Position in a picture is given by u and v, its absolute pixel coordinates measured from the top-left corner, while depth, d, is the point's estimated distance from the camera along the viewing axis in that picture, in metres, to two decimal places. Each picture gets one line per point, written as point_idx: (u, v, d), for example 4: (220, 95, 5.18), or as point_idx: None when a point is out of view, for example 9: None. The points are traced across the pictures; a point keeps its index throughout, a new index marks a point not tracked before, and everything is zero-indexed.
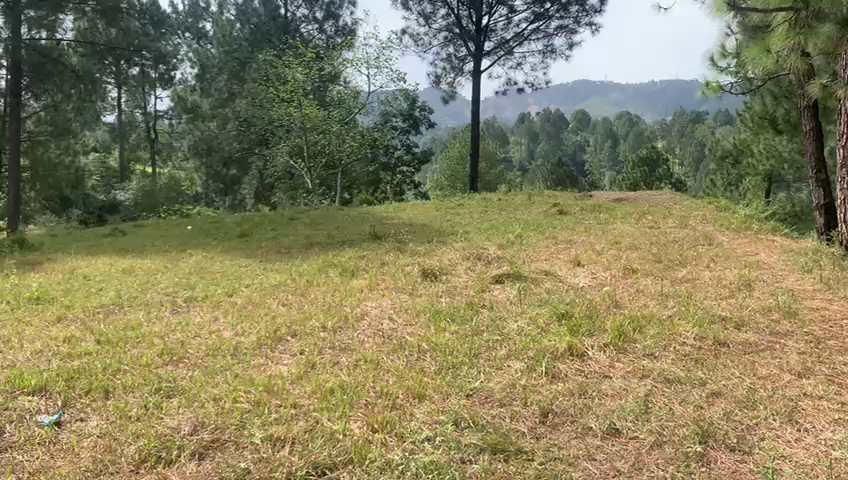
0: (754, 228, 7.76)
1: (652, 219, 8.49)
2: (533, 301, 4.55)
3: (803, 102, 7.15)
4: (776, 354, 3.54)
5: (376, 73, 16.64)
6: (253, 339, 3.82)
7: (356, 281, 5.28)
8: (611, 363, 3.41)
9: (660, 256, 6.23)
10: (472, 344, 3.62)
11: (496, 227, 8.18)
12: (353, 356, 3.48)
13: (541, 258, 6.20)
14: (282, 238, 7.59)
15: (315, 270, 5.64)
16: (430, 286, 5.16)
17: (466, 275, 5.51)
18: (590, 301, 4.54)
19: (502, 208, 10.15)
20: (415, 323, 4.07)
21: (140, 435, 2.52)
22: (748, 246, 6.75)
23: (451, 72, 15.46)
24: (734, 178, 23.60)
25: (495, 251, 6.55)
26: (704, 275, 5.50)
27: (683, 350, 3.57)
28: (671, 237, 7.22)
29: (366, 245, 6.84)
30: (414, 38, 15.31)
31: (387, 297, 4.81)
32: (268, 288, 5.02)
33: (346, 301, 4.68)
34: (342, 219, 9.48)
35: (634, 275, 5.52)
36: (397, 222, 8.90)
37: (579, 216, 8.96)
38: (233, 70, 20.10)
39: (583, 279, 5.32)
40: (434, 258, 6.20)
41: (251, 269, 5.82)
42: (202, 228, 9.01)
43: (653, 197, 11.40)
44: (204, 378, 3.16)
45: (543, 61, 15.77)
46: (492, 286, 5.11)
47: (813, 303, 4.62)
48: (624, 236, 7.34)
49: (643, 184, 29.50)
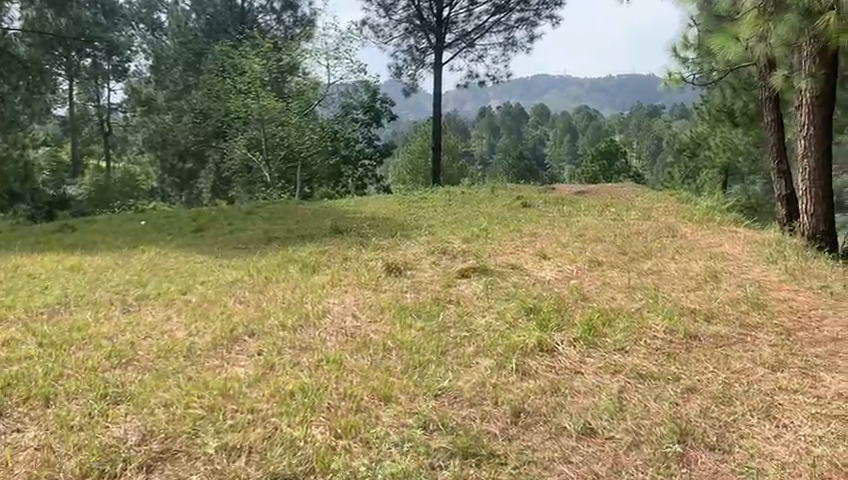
0: (716, 220, 7.77)
1: (615, 212, 8.46)
2: (500, 296, 4.42)
3: (765, 93, 7.18)
4: (748, 348, 3.47)
5: (335, 65, 16.40)
6: (208, 340, 3.62)
7: (317, 277, 5.10)
8: (582, 358, 3.28)
9: (625, 249, 6.17)
10: (439, 341, 3.47)
11: (459, 220, 8.05)
12: (314, 356, 3.31)
13: (506, 252, 6.08)
14: (239, 233, 7.35)
15: (274, 266, 5.43)
16: (394, 281, 5.00)
17: (430, 270, 5.37)
18: (558, 295, 4.43)
19: (466, 201, 10.02)
20: (379, 320, 3.91)
21: (81, 447, 2.32)
22: (712, 238, 6.73)
23: (411, 64, 15.27)
24: (692, 171, 23.91)
25: (459, 245, 6.42)
26: (670, 267, 5.44)
27: (654, 344, 3.47)
28: (636, 229, 7.17)
29: (327, 240, 6.65)
30: (374, 30, 15.09)
31: (350, 293, 4.64)
32: (225, 285, 4.80)
33: (307, 298, 4.50)
34: (302, 213, 9.25)
35: (601, 268, 5.44)
36: (358, 215, 8.70)
37: (543, 208, 8.89)
38: (190, 60, 19.75)
39: (549, 273, 5.22)
40: (398, 253, 6.05)
41: (207, 265, 5.59)
42: (156, 223, 8.70)
43: (616, 189, 11.40)
44: (155, 382, 2.96)
45: (505, 54, 15.68)
46: (458, 280, 4.96)
47: (780, 294, 4.59)
48: (588, 228, 7.28)
49: (602, 177, 29.73)
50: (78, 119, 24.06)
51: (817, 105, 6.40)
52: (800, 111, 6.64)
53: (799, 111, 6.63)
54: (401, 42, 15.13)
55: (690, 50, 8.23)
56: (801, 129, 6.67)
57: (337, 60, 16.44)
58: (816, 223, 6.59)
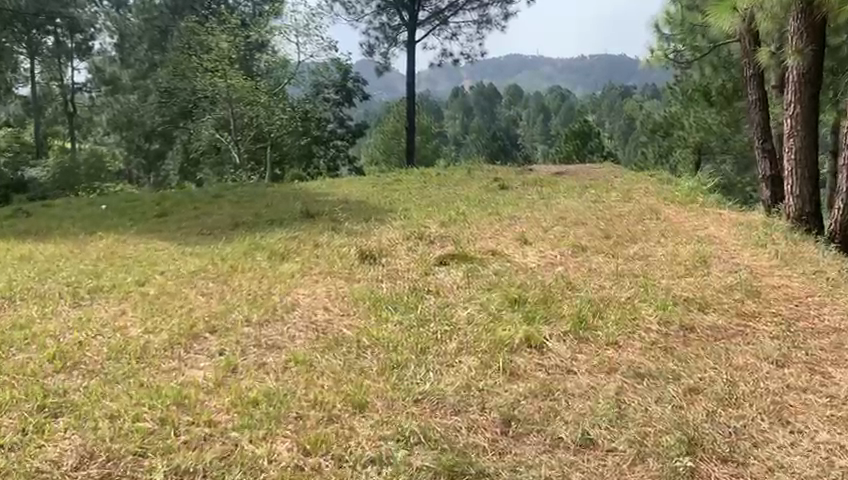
0: (699, 201, 7.57)
1: (595, 193, 8.23)
2: (482, 285, 4.16)
3: (751, 70, 6.96)
4: (749, 340, 3.25)
5: (305, 42, 15.89)
6: (165, 338, 3.29)
7: (286, 265, 4.78)
8: (573, 355, 3.02)
9: (609, 232, 5.93)
10: (418, 336, 3.20)
11: (435, 203, 7.77)
12: (281, 355, 3.02)
13: (485, 236, 5.81)
14: (204, 218, 7.00)
15: (240, 254, 5.10)
16: (367, 269, 4.71)
17: (406, 257, 5.08)
18: (543, 283, 4.17)
19: (441, 183, 9.74)
20: (352, 314, 3.63)
21: (9, 472, 2.01)
22: (697, 220, 6.52)
23: (384, 42, 14.87)
24: (665, 150, 23.84)
25: (436, 229, 6.14)
26: (657, 251, 5.21)
27: (649, 337, 3.23)
28: (618, 212, 6.94)
29: (297, 225, 6.34)
30: (344, 6, 14.65)
31: (322, 283, 4.35)
32: (187, 276, 4.47)
33: (275, 288, 4.20)
34: (270, 195, 8.90)
35: (585, 253, 5.20)
36: (331, 199, 8.38)
37: (522, 190, 8.64)
38: (155, 38, 19.93)
39: (531, 258, 4.97)
40: (372, 238, 5.75)
41: (168, 253, 5.25)
42: (117, 207, 8.30)
43: (594, 170, 11.18)
44: (100, 389, 2.64)
45: (479, 32, 15.33)
46: (435, 268, 4.69)
47: (774, 280, 4.38)
48: (568, 211, 7.04)
49: (576, 157, 29.59)
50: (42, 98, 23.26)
51: (804, 82, 6.18)
52: (785, 89, 6.43)
53: (785, 88, 6.41)
54: (372, 19, 14.70)
55: (672, 26, 7.99)
56: (786, 107, 6.46)
57: (307, 38, 15.93)
58: (801, 204, 6.40)
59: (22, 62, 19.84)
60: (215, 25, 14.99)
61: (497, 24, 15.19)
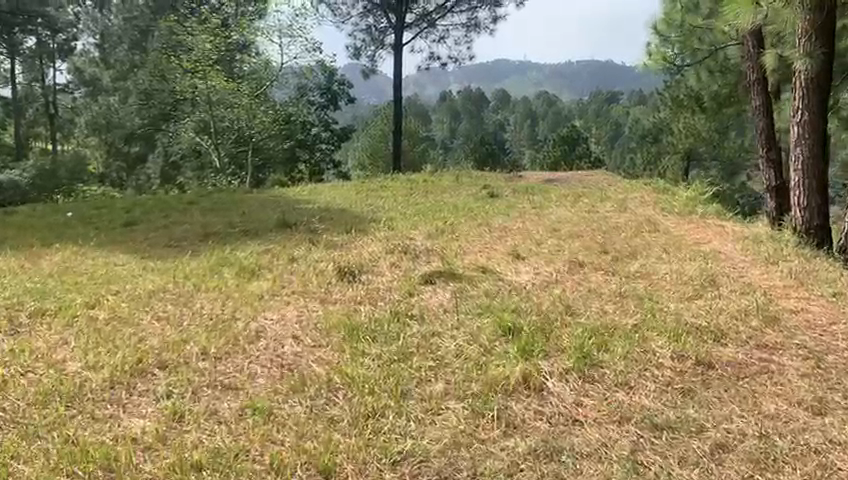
0: (699, 212, 7.20)
1: (589, 202, 7.83)
2: (471, 309, 3.73)
3: (754, 75, 6.60)
4: (777, 380, 2.84)
5: (289, 44, 15.40)
6: (104, 375, 2.83)
7: (255, 284, 4.33)
8: (577, 400, 2.60)
9: (607, 246, 5.52)
10: (399, 376, 2.76)
11: (422, 212, 7.34)
12: (238, 401, 2.59)
13: (474, 251, 5.40)
14: (174, 228, 6.55)
15: (206, 270, 4.65)
16: (344, 288, 4.27)
17: (389, 274, 4.65)
18: (540, 307, 3.75)
19: (427, 190, 9.32)
20: (324, 345, 3.20)
21: None
22: (698, 233, 6.14)
23: (371, 45, 14.47)
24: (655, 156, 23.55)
25: (421, 242, 5.72)
26: (660, 269, 4.81)
27: (663, 377, 2.83)
28: (614, 223, 6.54)
29: (273, 236, 5.90)
30: (330, 8, 14.22)
31: (294, 305, 3.92)
32: (144, 297, 4.01)
33: (240, 313, 3.76)
34: (247, 203, 8.44)
35: (583, 270, 4.79)
36: (310, 207, 7.94)
37: (512, 199, 8.24)
38: (135, 39, 19.82)
39: (525, 277, 4.56)
40: (352, 252, 5.32)
41: (127, 269, 4.79)
42: (85, 215, 7.81)
43: (587, 177, 10.80)
44: (13, 448, 2.20)
45: (467, 35, 14.93)
46: (420, 287, 4.27)
47: (791, 304, 3.98)
48: (562, 222, 6.65)
49: (564, 163, 29.28)
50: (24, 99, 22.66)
51: (813, 87, 5.81)
52: (792, 97, 6.07)
53: (792, 95, 6.04)
54: (359, 21, 14.28)
55: (671, 30, 7.61)
56: (792, 115, 6.09)
57: (292, 39, 15.41)
58: (810, 217, 5.98)
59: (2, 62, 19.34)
60: (195, 24, 14.50)
61: (486, 27, 14.82)
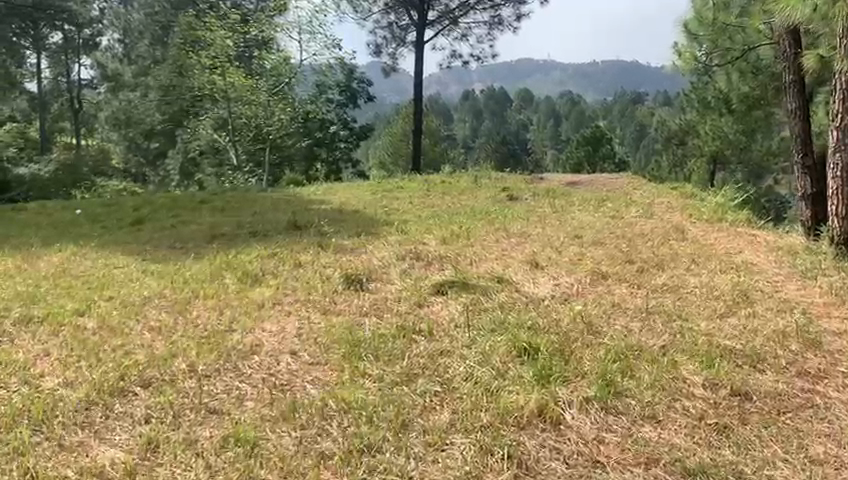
0: (728, 220, 6.86)
1: (613, 207, 7.52)
2: (483, 324, 3.46)
3: (790, 76, 6.25)
4: (824, 416, 2.54)
5: (309, 40, 15.18)
6: (81, 393, 2.61)
7: (257, 291, 4.11)
8: (597, 436, 2.33)
9: (631, 256, 5.22)
10: (399, 404, 2.50)
11: (438, 215, 7.08)
12: (222, 428, 2.35)
13: (490, 258, 5.12)
14: (181, 228, 6.35)
15: (207, 275, 4.42)
16: (350, 298, 4.02)
17: (399, 282, 4.39)
18: (558, 324, 3.47)
19: (445, 191, 9.06)
20: (322, 364, 2.95)
21: None
22: (729, 242, 5.82)
23: (392, 42, 14.21)
24: (680, 158, 23.04)
25: (435, 247, 5.45)
26: (689, 282, 4.50)
27: (696, 410, 2.54)
28: (639, 230, 6.24)
29: (281, 239, 5.66)
30: (351, 4, 13.98)
31: (295, 316, 3.68)
32: (139, 304, 3.80)
33: (235, 324, 3.53)
34: (259, 202, 8.23)
35: (605, 282, 4.50)
36: (323, 207, 7.71)
37: (532, 202, 7.95)
38: (157, 34, 19.57)
39: (543, 288, 4.27)
40: (361, 257, 5.07)
41: (125, 272, 4.58)
42: (94, 212, 7.65)
43: (610, 181, 10.46)
44: None
45: (490, 33, 14.61)
46: (430, 299, 4.00)
47: (833, 325, 3.65)
48: (584, 228, 6.35)
49: (587, 164, 28.86)
50: (49, 93, 22.76)
51: None
52: (831, 101, 5.71)
53: (831, 98, 5.66)
54: (380, 18, 14.03)
55: (700, 27, 7.25)
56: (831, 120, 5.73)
57: (312, 36, 15.16)
58: None
59: (27, 57, 19.37)
60: (214, 19, 14.34)
61: (509, 26, 14.48)
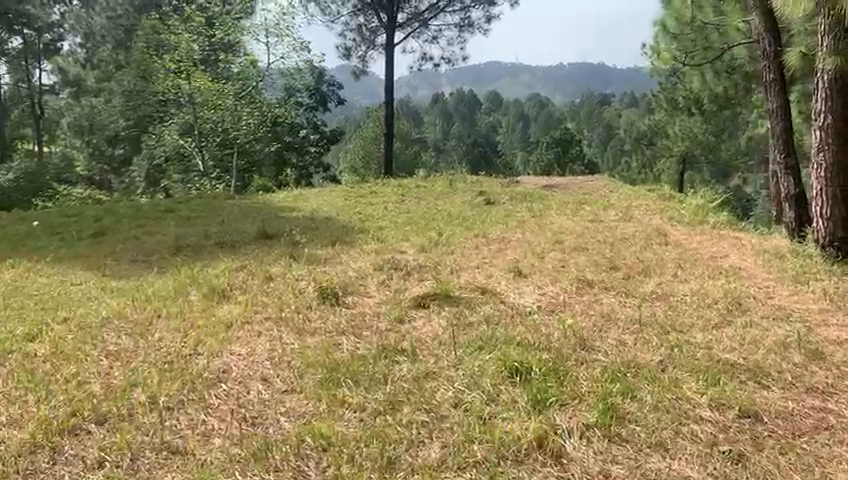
0: (709, 222, 6.74)
1: (592, 210, 7.37)
2: (469, 341, 3.23)
3: (770, 75, 6.13)
4: (842, 439, 2.36)
5: (276, 43, 14.86)
6: (26, 434, 2.33)
7: (225, 309, 3.84)
8: (603, 470, 2.12)
9: (616, 261, 5.04)
10: (385, 438, 2.26)
11: (413, 221, 6.86)
12: (186, 474, 2.09)
13: (471, 267, 4.91)
14: (145, 240, 6.04)
15: (171, 292, 4.14)
16: (325, 314, 3.77)
17: (377, 295, 4.15)
18: (549, 339, 3.25)
19: (420, 196, 8.83)
20: (297, 391, 2.70)
21: None
22: (714, 246, 5.68)
23: (361, 45, 13.95)
24: (650, 158, 23.12)
25: (412, 256, 5.22)
26: (679, 289, 4.32)
27: (707, 436, 2.33)
28: (621, 234, 6.08)
29: (250, 250, 5.39)
30: (319, 6, 13.71)
31: (266, 336, 3.42)
32: (96, 326, 3.50)
33: (201, 348, 3.26)
34: (227, 210, 7.93)
35: (592, 291, 4.30)
36: (294, 215, 7.44)
37: (509, 206, 7.78)
38: (119, 38, 19.09)
39: (528, 299, 4.06)
40: (336, 268, 4.82)
41: (83, 290, 4.28)
42: (52, 224, 7.29)
43: (586, 183, 10.33)
44: None
45: (461, 36, 14.43)
46: (411, 313, 3.76)
47: (833, 334, 3.49)
48: (565, 233, 6.17)
49: (557, 166, 28.91)
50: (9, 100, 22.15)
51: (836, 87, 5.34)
52: (814, 100, 5.59)
53: (813, 97, 5.54)
54: (349, 21, 13.76)
55: (678, 26, 7.13)
56: (813, 121, 5.61)
57: (279, 39, 14.84)
58: (833, 227, 5.39)
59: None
60: (178, 22, 13.97)
61: (480, 28, 14.32)
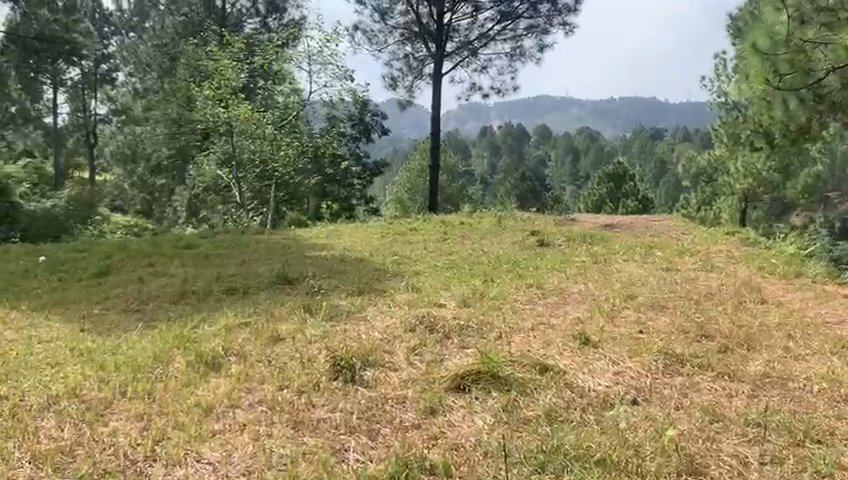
0: (807, 275, 5.71)
1: (663, 256, 6.41)
2: (527, 456, 2.30)
3: None
4: None
5: (319, 71, 14.24)
6: None
7: (213, 386, 3.00)
8: None
9: (706, 327, 4.03)
10: None
11: (456, 265, 5.95)
12: None
13: (524, 329, 3.98)
14: (148, 283, 5.29)
15: (151, 357, 3.32)
16: (337, 397, 2.89)
17: (407, 370, 3.25)
18: (643, 458, 2.30)
19: (465, 235, 7.94)
20: None
21: None
22: (822, 307, 4.63)
23: (408, 75, 13.19)
24: (710, 194, 21.82)
25: (453, 311, 4.32)
26: (796, 372, 3.31)
27: None
28: (704, 288, 5.08)
29: (263, 300, 4.56)
30: (365, 35, 13.06)
31: (253, 432, 2.54)
32: (34, 411, 2.68)
33: (165, 448, 2.41)
34: (252, 248, 7.19)
35: (683, 371, 3.32)
36: (322, 255, 6.62)
37: (566, 249, 6.86)
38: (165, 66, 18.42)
39: (602, 381, 3.10)
40: (360, 327, 3.96)
41: (50, 350, 3.49)
42: (61, 259, 6.64)
43: (650, 223, 9.35)
44: None
45: (512, 65, 13.58)
46: (450, 399, 2.86)
47: None
48: (636, 284, 5.20)
49: (608, 202, 27.76)
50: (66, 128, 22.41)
51: None
52: None
53: None
54: (396, 50, 13.07)
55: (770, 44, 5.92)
56: None
57: (323, 67, 14.21)
58: None
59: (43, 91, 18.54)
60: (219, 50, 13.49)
61: (532, 56, 13.45)
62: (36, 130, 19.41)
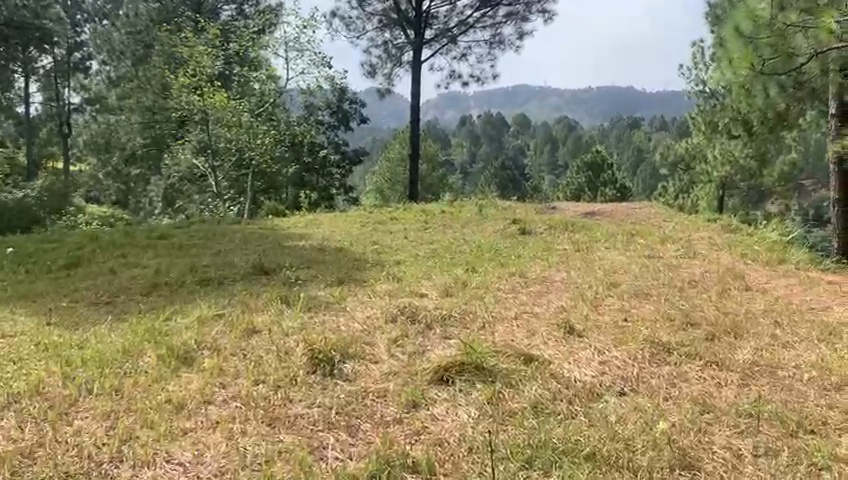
0: (791, 261, 5.67)
1: (646, 243, 6.35)
2: (514, 451, 2.19)
3: None
4: None
5: (296, 58, 14.02)
6: None
7: (186, 381, 2.87)
8: None
9: (692, 315, 3.96)
10: None
11: (437, 254, 5.84)
12: None
13: (507, 318, 3.88)
14: (120, 274, 5.12)
15: (119, 352, 3.17)
16: (315, 392, 2.78)
17: (388, 362, 3.14)
18: (633, 451, 2.21)
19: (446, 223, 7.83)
20: None
21: None
22: (806, 294, 4.59)
23: (387, 62, 13.01)
24: (688, 183, 21.89)
25: (434, 301, 4.21)
26: (786, 360, 3.24)
27: None
28: (688, 275, 5.02)
29: (238, 291, 4.42)
30: (343, 21, 12.86)
31: (227, 429, 2.42)
32: None
33: (132, 448, 2.28)
34: (228, 238, 7.02)
35: (670, 360, 3.25)
36: (300, 244, 6.48)
37: (548, 237, 6.78)
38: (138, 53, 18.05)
39: (588, 371, 3.02)
40: (339, 318, 3.83)
41: (13, 345, 3.33)
42: (29, 251, 6.43)
43: (631, 210, 9.31)
44: None
45: (491, 52, 13.46)
46: (433, 392, 2.75)
47: None
48: (619, 272, 5.12)
49: (587, 191, 27.77)
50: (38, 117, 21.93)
51: None
52: None
53: None
54: (374, 36, 12.89)
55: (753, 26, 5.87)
56: None
57: (300, 54, 14.00)
58: None
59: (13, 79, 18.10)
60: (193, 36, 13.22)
61: (512, 44, 13.33)
62: (7, 120, 18.97)
